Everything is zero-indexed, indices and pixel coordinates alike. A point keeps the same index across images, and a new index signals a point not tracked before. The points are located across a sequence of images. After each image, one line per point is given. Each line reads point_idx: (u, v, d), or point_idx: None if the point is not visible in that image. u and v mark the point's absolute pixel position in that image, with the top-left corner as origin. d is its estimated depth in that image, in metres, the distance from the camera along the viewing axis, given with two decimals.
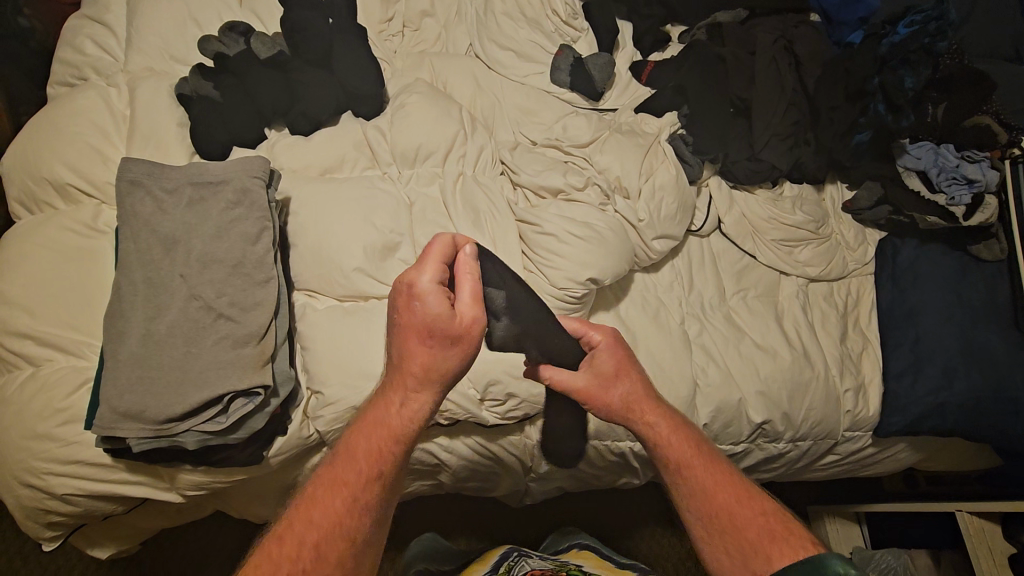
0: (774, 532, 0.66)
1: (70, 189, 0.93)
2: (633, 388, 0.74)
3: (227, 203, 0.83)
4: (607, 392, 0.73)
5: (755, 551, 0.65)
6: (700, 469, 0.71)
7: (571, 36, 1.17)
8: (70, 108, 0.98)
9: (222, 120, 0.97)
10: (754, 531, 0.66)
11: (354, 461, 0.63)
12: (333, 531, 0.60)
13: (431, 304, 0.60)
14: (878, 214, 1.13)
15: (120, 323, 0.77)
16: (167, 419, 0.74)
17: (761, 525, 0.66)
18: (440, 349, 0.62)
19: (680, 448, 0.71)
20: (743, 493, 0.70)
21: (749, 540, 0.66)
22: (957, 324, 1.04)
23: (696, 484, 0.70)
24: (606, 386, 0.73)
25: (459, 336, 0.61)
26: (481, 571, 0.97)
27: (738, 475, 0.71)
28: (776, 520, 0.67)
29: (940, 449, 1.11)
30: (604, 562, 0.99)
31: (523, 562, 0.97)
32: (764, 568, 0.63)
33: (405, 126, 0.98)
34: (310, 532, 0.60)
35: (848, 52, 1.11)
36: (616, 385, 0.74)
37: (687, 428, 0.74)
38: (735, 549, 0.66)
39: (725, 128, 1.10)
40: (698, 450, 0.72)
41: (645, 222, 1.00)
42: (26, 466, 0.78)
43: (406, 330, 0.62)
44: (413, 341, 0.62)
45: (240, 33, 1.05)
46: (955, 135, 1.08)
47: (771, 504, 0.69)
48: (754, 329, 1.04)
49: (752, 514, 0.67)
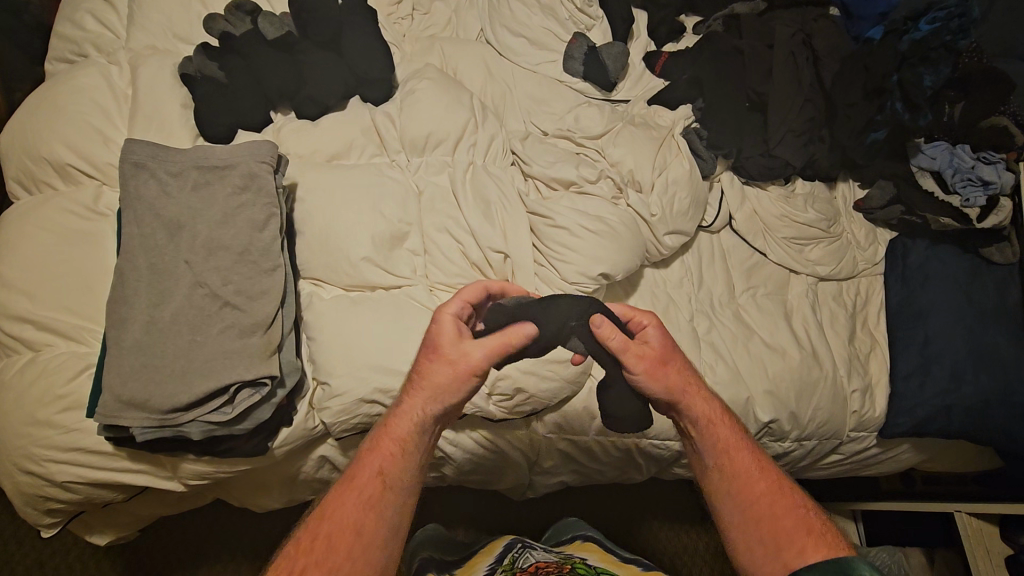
0: (810, 526, 0.65)
1: (70, 170, 0.91)
2: (684, 368, 0.73)
3: (234, 189, 0.81)
4: (663, 369, 0.71)
5: (788, 542, 0.63)
6: (742, 457, 0.70)
7: (586, 24, 1.15)
8: (70, 85, 0.95)
9: (227, 101, 0.94)
10: (790, 522, 0.65)
11: (371, 459, 0.65)
12: (363, 523, 0.61)
13: (449, 325, 0.69)
14: (889, 213, 1.12)
15: (123, 310, 0.75)
16: (171, 408, 0.72)
17: (797, 520, 0.65)
18: (436, 361, 0.67)
19: (721, 434, 0.72)
20: (782, 487, 0.69)
21: (784, 531, 0.64)
22: (966, 327, 1.04)
23: (734, 470, 0.69)
24: (661, 362, 0.72)
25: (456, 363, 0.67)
26: (485, 565, 0.97)
27: (778, 470, 0.70)
28: (813, 517, 0.66)
29: (944, 451, 1.11)
30: (607, 555, 0.99)
31: (527, 554, 0.95)
32: (801, 562, 0.62)
33: (415, 112, 0.96)
34: (343, 522, 0.61)
35: (867, 48, 1.09)
36: (667, 363, 0.72)
37: (729, 417, 0.73)
38: (772, 540, 0.64)
39: (740, 123, 1.08)
40: (739, 439, 0.72)
41: (658, 217, 0.99)
42: (25, 452, 0.77)
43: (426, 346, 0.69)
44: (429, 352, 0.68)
45: (247, 12, 1.02)
46: (971, 135, 1.06)
47: (808, 501, 0.69)
48: (763, 327, 1.03)
49: (790, 509, 0.66)
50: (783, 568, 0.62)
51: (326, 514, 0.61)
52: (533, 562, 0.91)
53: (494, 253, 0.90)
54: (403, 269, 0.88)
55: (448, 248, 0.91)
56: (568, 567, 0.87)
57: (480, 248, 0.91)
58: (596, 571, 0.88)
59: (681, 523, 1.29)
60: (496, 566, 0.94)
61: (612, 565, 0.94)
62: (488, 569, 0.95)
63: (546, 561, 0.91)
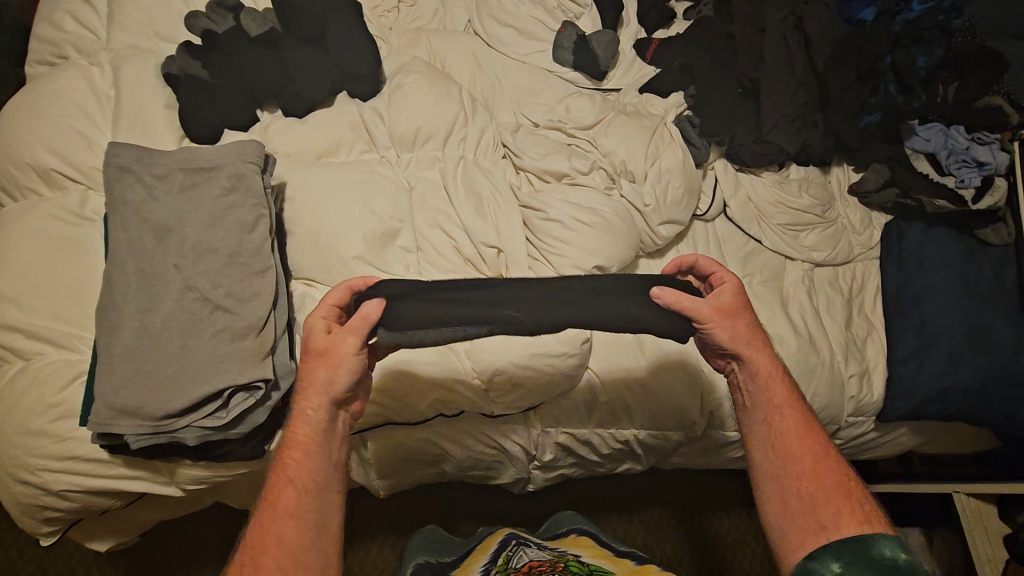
0: (849, 489, 0.64)
1: (54, 175, 0.89)
2: (750, 322, 0.71)
3: (222, 190, 0.80)
4: (730, 318, 0.70)
5: (824, 502, 0.62)
6: (792, 417, 0.68)
7: (575, 12, 1.13)
8: (52, 88, 0.93)
9: (212, 100, 0.93)
10: (831, 483, 0.64)
11: (292, 467, 0.61)
12: (299, 539, 0.57)
13: (318, 324, 0.68)
14: (885, 197, 1.12)
15: (113, 316, 0.74)
16: (165, 415, 0.72)
17: (837, 485, 0.63)
18: (317, 363, 0.66)
19: (776, 395, 0.69)
20: (828, 455, 0.66)
21: (824, 491, 0.63)
22: (962, 309, 1.04)
23: (784, 431, 0.67)
24: (730, 313, 0.70)
25: (329, 352, 0.66)
26: (480, 564, 0.97)
27: (826, 440, 0.68)
28: (851, 483, 0.64)
29: (941, 432, 1.12)
30: (602, 550, 0.99)
31: (521, 552, 0.95)
32: (839, 530, 0.60)
33: (404, 106, 0.95)
34: (277, 540, 0.57)
35: (859, 30, 1.08)
36: (737, 317, 0.70)
37: (789, 380, 0.71)
38: (813, 503, 0.63)
39: (733, 109, 1.07)
40: (794, 402, 0.70)
41: (652, 206, 0.98)
42: (19, 463, 0.76)
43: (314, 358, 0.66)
44: (317, 363, 0.66)
45: (229, 9, 0.99)
46: (966, 116, 1.05)
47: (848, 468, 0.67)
48: (761, 315, 1.02)
49: (832, 477, 0.64)
50: (818, 531, 0.61)
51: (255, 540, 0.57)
52: (527, 561, 0.91)
53: (487, 248, 0.89)
54: (396, 266, 0.87)
55: (440, 244, 0.90)
56: (562, 565, 0.86)
57: (473, 243, 0.90)
58: (589, 569, 0.87)
59: (681, 511, 1.30)
60: (491, 566, 0.94)
61: (606, 561, 0.94)
62: (483, 569, 0.95)
63: (540, 560, 0.91)
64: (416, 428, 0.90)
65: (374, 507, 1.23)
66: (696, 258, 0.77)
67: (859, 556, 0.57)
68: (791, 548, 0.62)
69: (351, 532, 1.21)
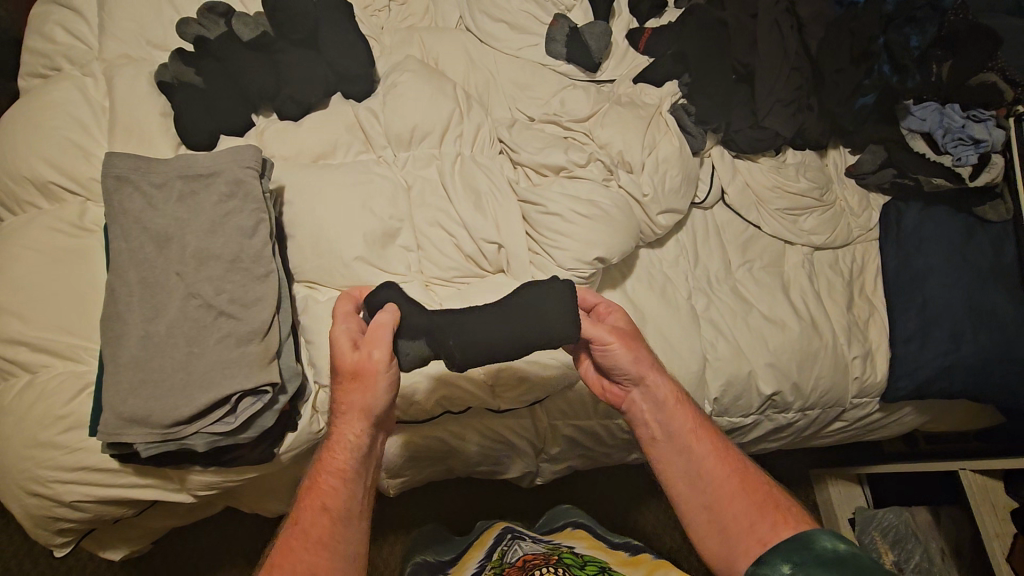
0: (775, 498, 0.67)
1: (52, 187, 0.89)
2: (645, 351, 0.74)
3: (221, 196, 0.80)
4: (634, 344, 0.73)
5: (758, 517, 0.65)
6: (703, 441, 0.71)
7: (566, 4, 1.13)
8: (45, 101, 0.93)
9: (206, 107, 0.93)
10: (759, 496, 0.67)
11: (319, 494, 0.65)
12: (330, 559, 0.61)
13: (337, 338, 0.67)
14: (881, 177, 1.12)
15: (117, 326, 0.74)
16: (174, 422, 0.72)
17: (762, 495, 0.67)
18: (349, 384, 0.67)
19: (685, 420, 0.73)
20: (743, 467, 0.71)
21: (754, 506, 0.66)
22: (963, 287, 1.04)
23: (701, 453, 0.71)
24: (632, 339, 0.74)
25: (364, 370, 0.66)
26: (475, 561, 0.98)
27: (739, 454, 0.72)
28: (775, 492, 0.68)
29: (945, 411, 1.12)
30: (596, 541, 1.01)
31: (516, 546, 0.96)
32: (774, 536, 0.62)
33: (399, 105, 0.95)
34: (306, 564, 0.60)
35: (852, 12, 1.08)
36: (637, 342, 0.74)
37: (689, 399, 0.75)
38: (745, 518, 0.65)
39: (728, 96, 1.07)
40: (701, 423, 0.73)
41: (650, 196, 0.98)
42: (30, 475, 0.76)
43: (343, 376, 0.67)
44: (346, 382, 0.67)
45: (221, 14, 1.00)
46: (961, 93, 1.06)
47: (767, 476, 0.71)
48: (761, 300, 1.03)
49: (756, 488, 0.68)
50: (757, 545, 0.63)
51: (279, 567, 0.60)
52: (521, 555, 0.91)
53: (487, 244, 0.89)
54: (397, 265, 0.88)
55: (441, 242, 0.90)
56: (555, 559, 0.87)
57: (474, 240, 0.90)
58: (584, 561, 0.88)
59: None
60: (487, 562, 0.95)
61: (602, 553, 0.94)
62: (478, 565, 0.96)
63: (534, 553, 0.91)
64: (423, 426, 0.90)
65: (383, 505, 1.24)
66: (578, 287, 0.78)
67: (804, 553, 0.57)
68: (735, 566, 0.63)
69: None
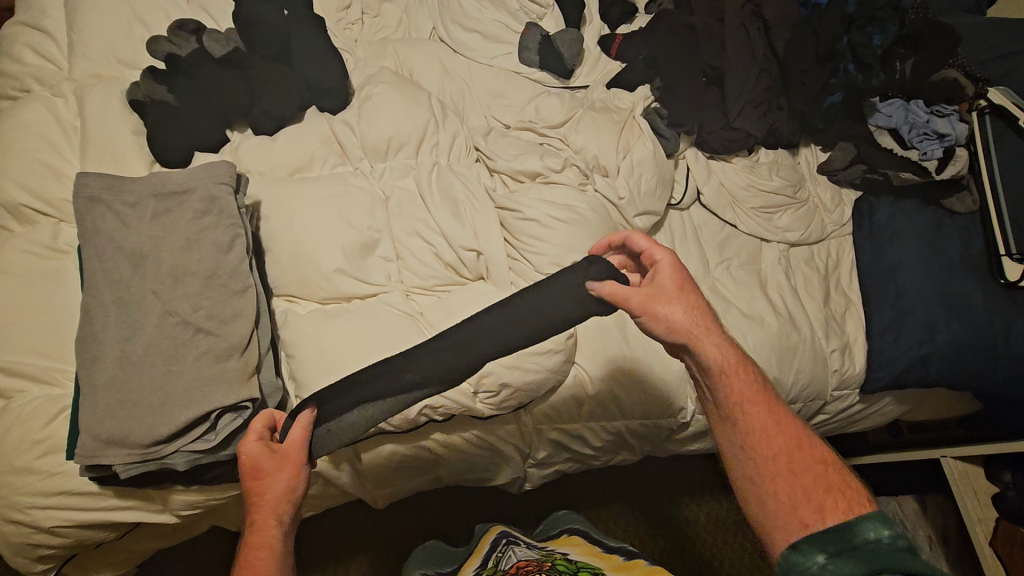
0: (832, 483, 0.61)
1: (24, 210, 0.88)
2: (700, 310, 0.68)
3: (195, 213, 0.79)
4: (671, 304, 0.67)
5: (805, 501, 0.60)
6: (760, 414, 0.66)
7: (537, 13, 1.15)
8: (15, 123, 0.93)
9: (179, 124, 0.92)
10: (810, 479, 0.61)
11: None
12: None
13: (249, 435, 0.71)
14: (853, 173, 1.15)
15: (93, 346, 0.74)
16: (153, 441, 0.71)
17: (816, 478, 0.61)
18: (261, 480, 0.69)
19: (742, 386, 0.67)
20: (804, 441, 0.65)
21: (803, 488, 0.61)
22: (934, 277, 1.06)
23: (753, 423, 0.65)
24: (671, 298, 0.68)
25: (282, 460, 0.70)
26: (474, 566, 0.98)
27: (800, 429, 0.66)
28: (834, 474, 0.62)
29: (924, 401, 1.14)
30: (592, 547, 1.01)
31: (510, 552, 0.95)
32: (819, 523, 0.58)
33: (374, 118, 0.95)
34: None
35: (815, 13, 1.11)
36: (676, 302, 0.68)
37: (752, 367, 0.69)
38: (790, 498, 0.61)
39: (699, 98, 1.10)
40: (763, 393, 0.67)
41: (626, 199, 1.00)
42: (7, 502, 0.75)
43: (254, 477, 0.69)
44: (254, 482, 0.69)
45: (190, 31, 0.99)
46: (923, 90, 1.10)
47: (831, 456, 0.64)
48: (740, 298, 1.04)
49: (810, 472, 0.62)
50: (798, 527, 0.59)
51: None
52: (515, 561, 0.91)
53: (466, 252, 0.89)
54: (377, 277, 0.88)
55: (419, 251, 0.90)
56: (548, 565, 0.87)
57: (453, 248, 0.90)
58: (577, 566, 0.88)
59: (679, 497, 1.31)
60: (482, 569, 0.94)
61: (595, 559, 0.94)
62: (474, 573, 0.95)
63: (528, 559, 0.91)
64: (410, 436, 0.90)
65: (376, 519, 1.23)
66: (629, 234, 0.74)
67: (839, 544, 0.56)
68: (770, 542, 0.61)
69: (353, 546, 1.21)
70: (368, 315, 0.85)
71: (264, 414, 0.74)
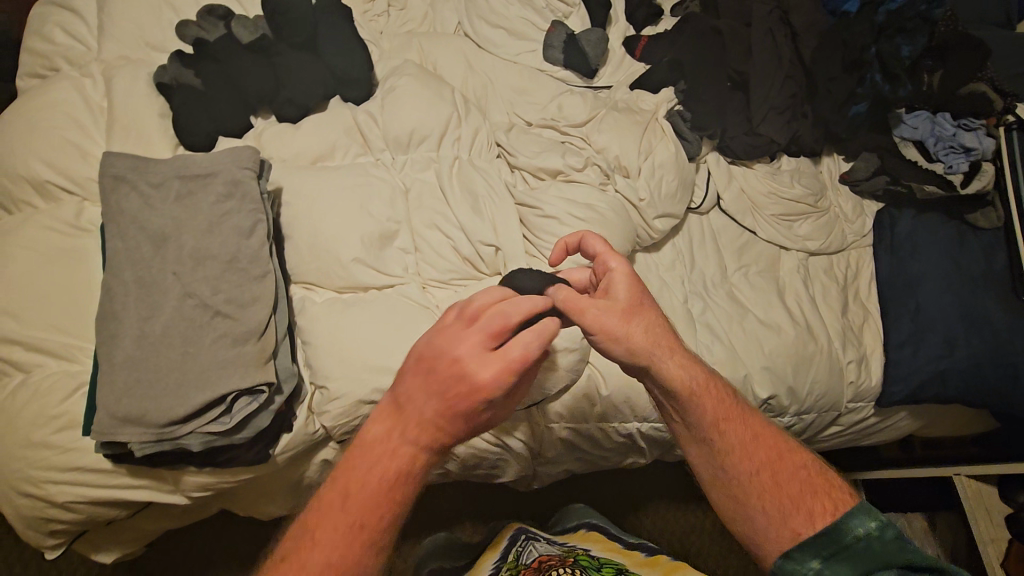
0: (813, 486, 0.62)
1: (49, 187, 0.89)
2: (657, 324, 0.66)
3: (219, 196, 0.80)
4: (630, 321, 0.64)
5: (794, 510, 0.60)
6: (734, 429, 0.64)
7: (563, 12, 1.15)
8: (43, 101, 0.93)
9: (205, 108, 0.93)
10: (793, 487, 0.61)
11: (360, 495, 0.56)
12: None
13: (429, 333, 0.60)
14: (875, 184, 1.13)
15: (113, 325, 0.74)
16: (168, 421, 0.71)
17: (798, 484, 0.61)
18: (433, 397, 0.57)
19: (715, 401, 0.65)
20: (780, 449, 0.65)
21: (789, 497, 0.61)
22: (956, 292, 1.04)
23: (728, 441, 0.63)
24: (628, 313, 0.65)
25: (468, 393, 0.56)
26: (492, 559, 0.97)
27: (771, 435, 0.66)
28: (812, 474, 0.63)
29: (939, 416, 1.12)
30: (612, 543, 0.99)
31: (530, 548, 0.95)
32: (809, 530, 0.58)
33: (397, 110, 0.95)
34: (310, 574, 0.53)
35: (844, 21, 1.10)
36: (634, 318, 0.65)
37: (717, 379, 0.68)
38: (776, 511, 0.60)
39: (722, 102, 1.09)
40: (732, 404, 0.66)
41: (647, 201, 0.98)
42: (22, 475, 0.75)
43: (428, 393, 0.57)
44: (429, 400, 0.57)
45: (220, 17, 1.01)
46: (951, 103, 1.09)
47: (805, 457, 0.65)
48: (757, 305, 1.03)
49: (789, 478, 0.62)
50: (790, 535, 0.59)
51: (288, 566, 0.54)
52: (536, 557, 0.91)
53: (485, 247, 0.89)
54: (395, 268, 0.88)
55: (438, 244, 0.90)
56: (570, 560, 0.87)
57: (471, 242, 0.90)
58: (600, 563, 0.88)
59: (686, 503, 1.30)
60: (501, 564, 0.93)
61: (616, 554, 0.94)
62: (494, 565, 0.95)
63: (549, 555, 0.90)
64: None
65: None
66: (583, 236, 0.71)
67: (835, 547, 0.57)
68: (764, 556, 0.60)
69: None
70: (385, 306, 0.85)
71: (527, 309, 0.58)
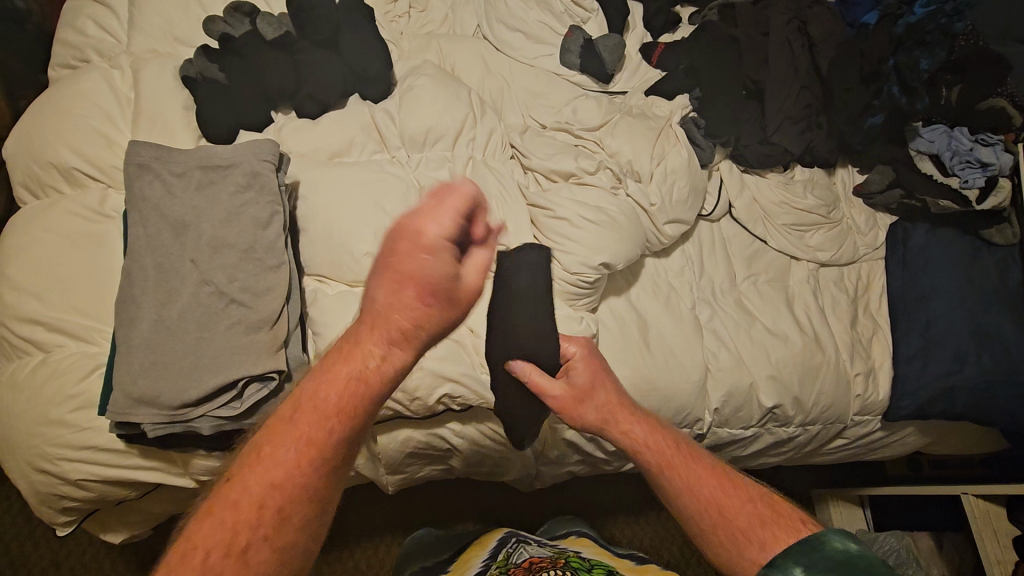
0: (763, 516, 0.64)
1: (76, 173, 0.92)
2: (608, 398, 0.73)
3: (238, 187, 0.82)
4: (582, 404, 0.72)
5: (746, 540, 0.62)
6: (683, 471, 0.69)
7: (581, 17, 1.16)
8: (73, 90, 0.96)
9: (227, 101, 0.95)
10: (742, 520, 0.64)
11: (321, 393, 0.57)
12: (278, 487, 0.54)
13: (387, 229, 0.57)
14: (890, 198, 1.13)
15: (131, 308, 0.76)
16: (181, 404, 0.74)
17: (748, 516, 0.64)
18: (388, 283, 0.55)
19: (664, 451, 0.71)
20: (730, 484, 0.68)
21: (739, 530, 0.63)
22: (969, 308, 1.04)
23: (679, 484, 0.68)
24: (582, 397, 0.73)
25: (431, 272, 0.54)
26: (480, 559, 0.97)
27: (722, 471, 0.70)
28: (762, 505, 0.65)
29: (948, 434, 1.11)
30: (604, 550, 0.99)
31: (522, 549, 0.96)
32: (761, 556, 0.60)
33: (414, 109, 0.97)
34: (258, 486, 0.54)
35: (863, 33, 1.10)
36: (589, 399, 0.73)
37: (668, 433, 0.73)
38: (730, 543, 0.63)
39: (737, 110, 1.09)
40: (684, 451, 0.71)
41: (658, 206, 0.99)
42: (39, 451, 0.78)
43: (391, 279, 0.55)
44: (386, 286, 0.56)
45: (245, 13, 1.03)
46: (970, 117, 1.06)
47: (755, 488, 0.68)
48: (765, 313, 1.03)
49: (737, 509, 0.65)
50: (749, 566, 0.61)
51: (235, 481, 0.55)
52: (527, 557, 0.91)
53: None
54: None
55: None
56: (561, 561, 0.87)
57: None
58: (590, 564, 0.88)
59: None
60: (491, 562, 0.94)
61: (607, 559, 0.94)
62: (482, 565, 0.94)
63: (541, 556, 0.91)
64: (424, 421, 0.91)
65: (383, 506, 1.24)
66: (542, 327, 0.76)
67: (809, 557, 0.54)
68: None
69: (359, 532, 1.22)
70: None
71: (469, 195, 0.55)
